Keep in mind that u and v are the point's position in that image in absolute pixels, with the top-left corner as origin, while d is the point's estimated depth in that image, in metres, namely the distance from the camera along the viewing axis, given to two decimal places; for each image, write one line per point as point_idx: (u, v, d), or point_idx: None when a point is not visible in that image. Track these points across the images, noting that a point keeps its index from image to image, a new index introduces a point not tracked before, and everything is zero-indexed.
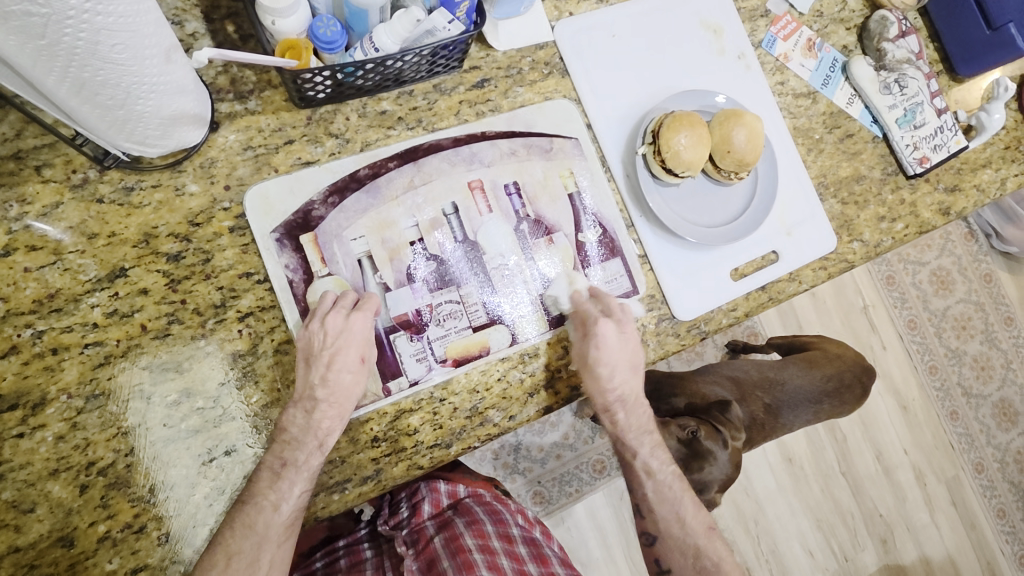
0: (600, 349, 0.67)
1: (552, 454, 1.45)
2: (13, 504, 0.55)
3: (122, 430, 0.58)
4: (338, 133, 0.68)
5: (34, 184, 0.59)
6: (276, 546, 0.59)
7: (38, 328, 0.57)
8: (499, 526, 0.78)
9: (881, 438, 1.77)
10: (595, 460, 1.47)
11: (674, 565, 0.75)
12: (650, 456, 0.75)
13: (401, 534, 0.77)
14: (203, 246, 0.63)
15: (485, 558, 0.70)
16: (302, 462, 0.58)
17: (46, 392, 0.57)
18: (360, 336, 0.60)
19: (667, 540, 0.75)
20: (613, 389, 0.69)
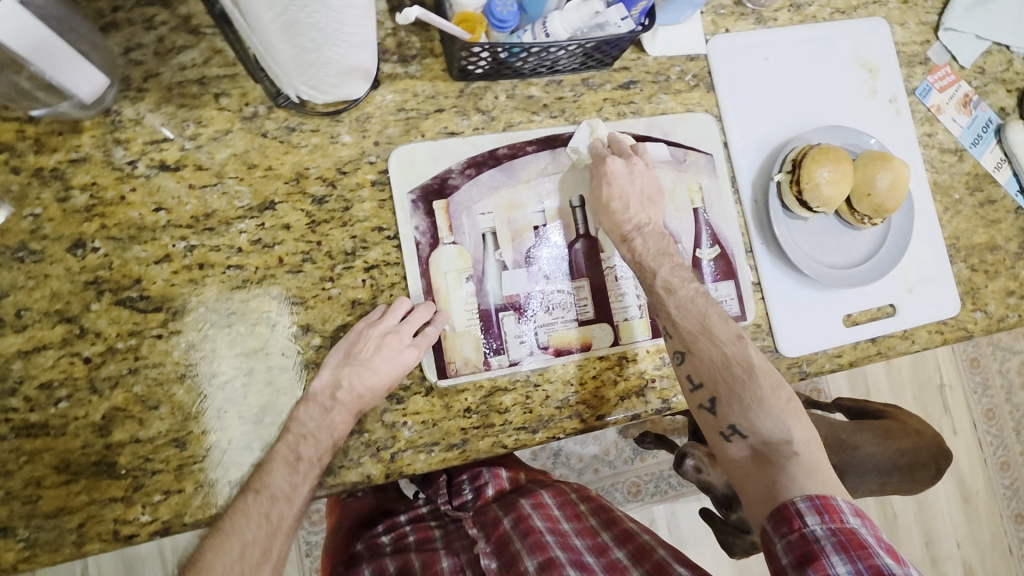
0: (613, 184, 0.67)
1: (590, 467, 1.44)
2: (141, 399, 0.59)
3: (245, 351, 0.61)
4: (485, 110, 0.70)
5: (210, 110, 0.63)
6: (249, 549, 0.57)
7: (190, 242, 0.62)
8: (563, 505, 0.78)
9: (934, 526, 1.66)
10: (631, 482, 1.47)
11: (707, 380, 0.64)
12: (687, 305, 0.65)
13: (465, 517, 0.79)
14: (345, 194, 0.66)
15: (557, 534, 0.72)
16: (297, 454, 0.59)
17: (187, 301, 0.61)
18: (391, 369, 0.61)
19: (722, 404, 0.64)
20: (631, 221, 0.66)
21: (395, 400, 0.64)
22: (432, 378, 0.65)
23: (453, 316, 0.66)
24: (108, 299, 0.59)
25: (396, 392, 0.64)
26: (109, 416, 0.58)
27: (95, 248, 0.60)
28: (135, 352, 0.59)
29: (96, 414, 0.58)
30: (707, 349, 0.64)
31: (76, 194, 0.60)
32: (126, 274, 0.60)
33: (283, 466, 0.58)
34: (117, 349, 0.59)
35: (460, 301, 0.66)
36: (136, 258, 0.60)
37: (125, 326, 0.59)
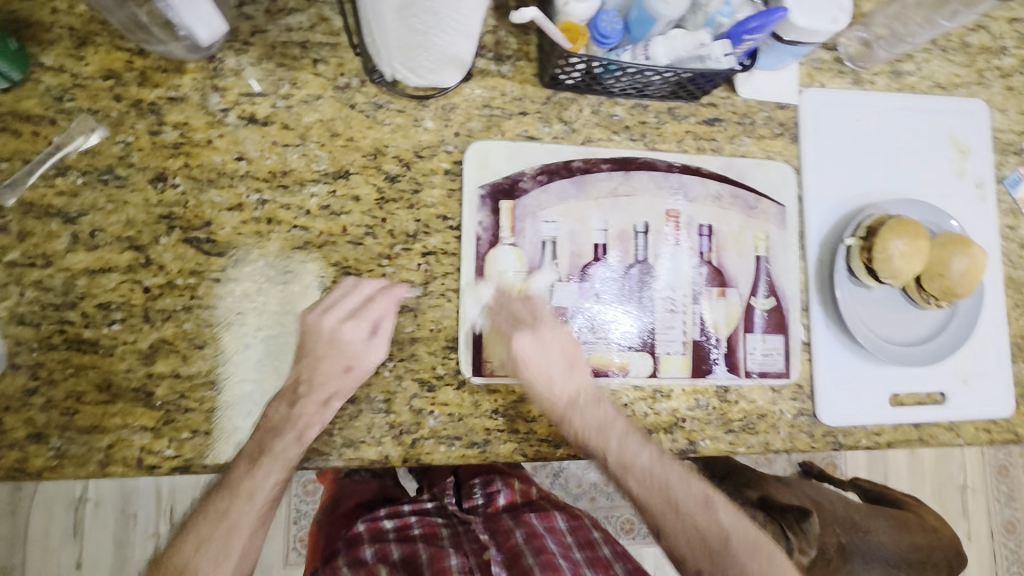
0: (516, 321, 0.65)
1: (586, 494, 1.43)
2: (188, 337, 0.60)
3: (294, 310, 0.62)
4: (568, 121, 0.70)
5: (307, 74, 0.65)
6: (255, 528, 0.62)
7: (263, 196, 0.63)
8: (575, 531, 0.79)
9: None
10: (624, 518, 1.44)
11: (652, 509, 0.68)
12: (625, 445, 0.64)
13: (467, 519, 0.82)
14: (417, 178, 0.66)
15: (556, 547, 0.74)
16: (279, 451, 0.59)
17: (250, 252, 0.62)
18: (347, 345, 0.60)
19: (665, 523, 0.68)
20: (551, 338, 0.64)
21: (427, 387, 0.64)
22: (468, 373, 0.65)
23: (499, 316, 0.65)
24: (178, 236, 0.61)
25: (429, 379, 0.64)
26: (155, 347, 0.59)
27: (174, 184, 0.62)
28: (192, 291, 0.61)
29: (143, 342, 0.59)
30: (638, 480, 0.65)
31: (167, 130, 0.62)
32: (198, 215, 0.62)
33: (299, 417, 0.59)
34: (176, 285, 0.61)
35: (507, 303, 0.66)
36: (211, 202, 0.62)
37: (187, 264, 0.61)
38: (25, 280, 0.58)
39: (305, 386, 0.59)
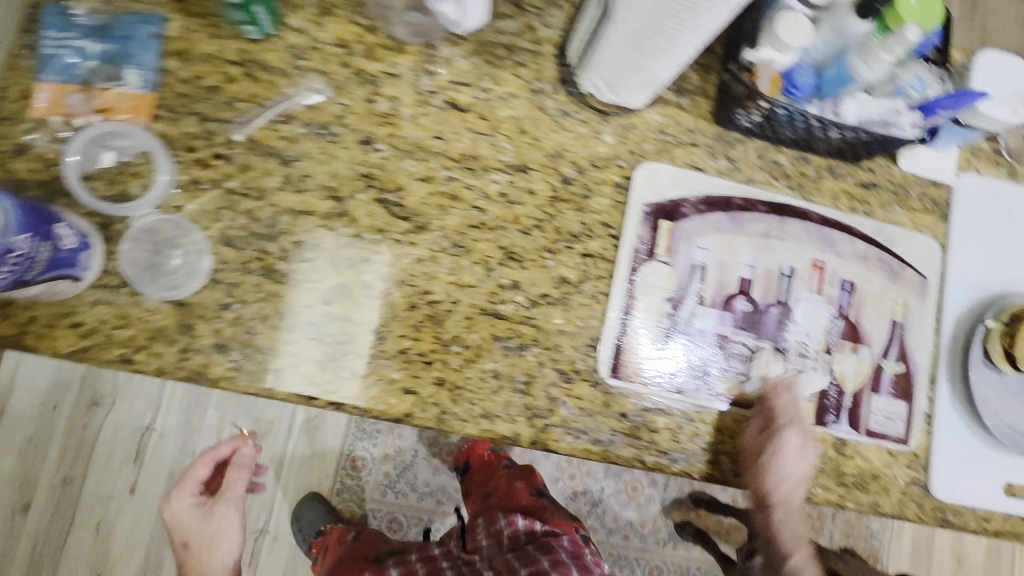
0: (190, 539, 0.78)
1: (621, 531, 1.57)
2: (366, 286, 0.65)
3: (461, 282, 0.67)
4: (734, 158, 0.73)
5: (508, 73, 0.71)
6: None
7: (451, 174, 0.68)
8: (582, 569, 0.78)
9: None
10: (654, 564, 1.58)
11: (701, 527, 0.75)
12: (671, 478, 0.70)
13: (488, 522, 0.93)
14: (589, 185, 0.71)
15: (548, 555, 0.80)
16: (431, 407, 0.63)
17: (431, 221, 0.67)
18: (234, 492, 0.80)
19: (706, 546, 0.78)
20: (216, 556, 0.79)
21: (565, 378, 0.67)
22: (603, 374, 0.68)
23: (643, 327, 0.69)
24: (373, 194, 0.67)
25: (568, 371, 0.67)
26: (336, 290, 0.65)
27: (377, 149, 0.67)
28: (376, 246, 0.66)
29: (327, 283, 0.65)
30: (788, 515, 0.69)
31: (380, 101, 0.68)
32: (393, 180, 0.67)
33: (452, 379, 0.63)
34: (364, 238, 0.66)
35: (652, 316, 0.69)
36: (407, 170, 0.67)
37: (376, 222, 0.66)
38: (237, 208, 0.64)
39: (190, 549, 0.79)
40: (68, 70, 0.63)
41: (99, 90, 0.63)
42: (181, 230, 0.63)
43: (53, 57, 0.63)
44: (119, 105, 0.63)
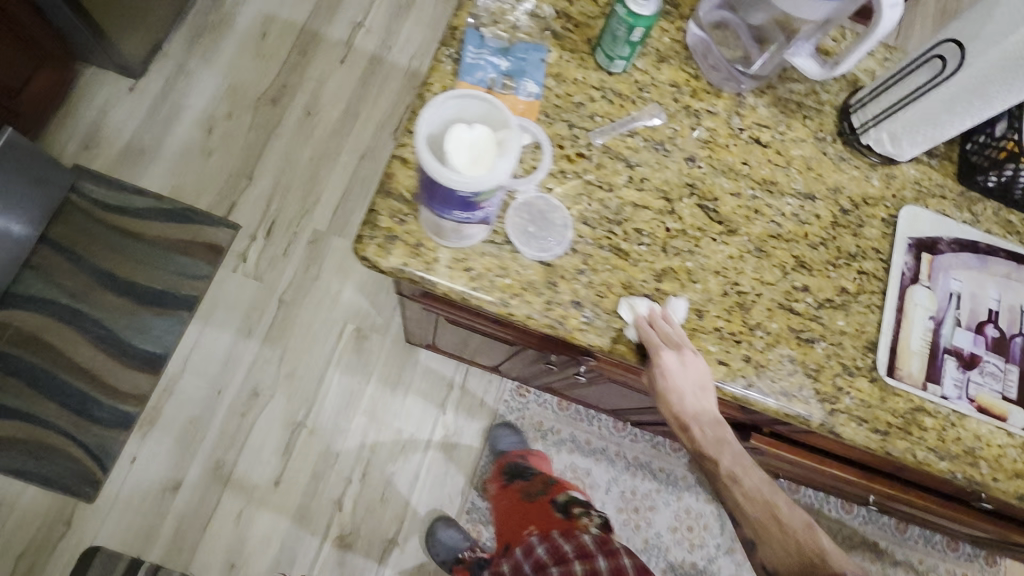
0: None
1: None
2: (690, 272, 0.77)
3: (764, 278, 0.79)
4: (974, 213, 0.88)
5: (798, 123, 0.88)
6: None
7: (756, 193, 0.83)
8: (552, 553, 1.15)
9: None
10: None
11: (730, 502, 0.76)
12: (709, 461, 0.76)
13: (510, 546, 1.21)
14: (863, 217, 0.86)
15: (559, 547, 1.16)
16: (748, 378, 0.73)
17: (740, 227, 0.81)
18: None
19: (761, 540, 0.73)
20: None
21: (849, 371, 0.77)
22: (882, 373, 0.78)
23: (912, 337, 0.80)
24: (695, 200, 0.81)
25: (850, 366, 0.78)
26: (666, 271, 0.77)
27: (698, 165, 0.83)
28: (697, 240, 0.79)
29: (658, 265, 0.77)
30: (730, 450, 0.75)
31: (701, 130, 0.85)
32: (711, 190, 0.82)
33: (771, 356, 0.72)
34: (689, 232, 0.79)
35: (918, 329, 0.80)
36: (722, 185, 0.82)
37: (697, 223, 0.80)
38: (592, 195, 0.78)
39: None
40: (480, 78, 0.79)
41: (502, 94, 0.79)
42: (552, 207, 0.76)
43: (471, 66, 0.79)
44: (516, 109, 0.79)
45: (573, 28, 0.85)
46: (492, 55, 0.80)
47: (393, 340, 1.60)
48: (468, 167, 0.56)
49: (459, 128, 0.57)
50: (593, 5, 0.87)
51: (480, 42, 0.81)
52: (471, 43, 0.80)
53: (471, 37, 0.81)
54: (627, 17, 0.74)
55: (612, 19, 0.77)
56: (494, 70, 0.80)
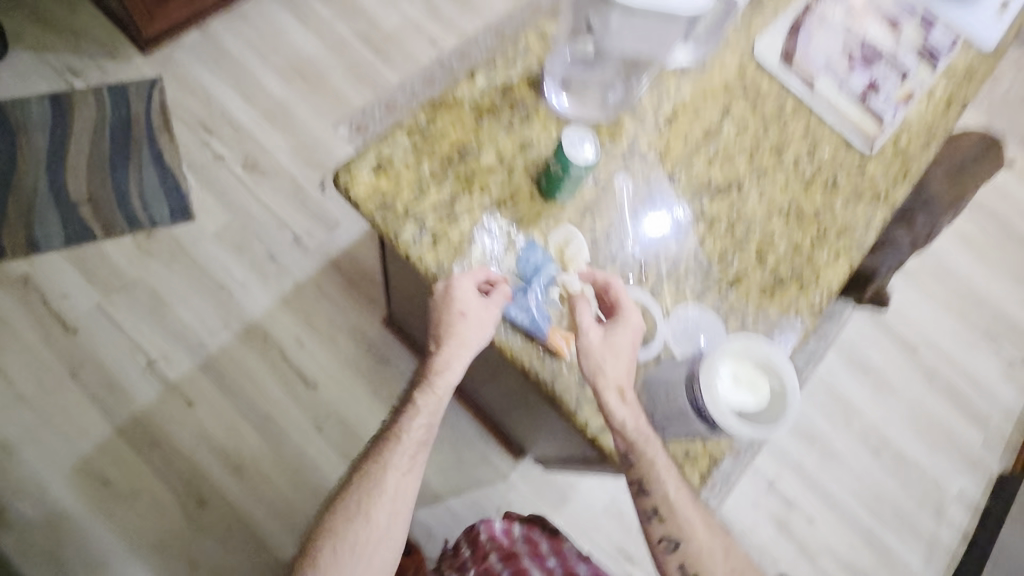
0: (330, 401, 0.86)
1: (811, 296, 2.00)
2: (763, 237, 0.91)
3: (782, 185, 0.95)
4: (770, 9, 1.08)
5: (665, 75, 0.96)
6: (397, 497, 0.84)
7: (715, 147, 0.94)
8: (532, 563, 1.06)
9: None
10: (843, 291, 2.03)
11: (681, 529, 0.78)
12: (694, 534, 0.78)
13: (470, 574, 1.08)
14: (753, 83, 1.01)
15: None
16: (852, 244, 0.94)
17: (739, 177, 0.94)
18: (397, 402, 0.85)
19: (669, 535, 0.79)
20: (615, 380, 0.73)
21: (858, 171, 1.00)
22: (865, 149, 1.03)
23: (848, 113, 1.04)
24: (708, 196, 0.91)
25: (855, 165, 1.01)
26: (760, 254, 0.90)
27: (680, 175, 0.91)
28: (741, 216, 0.91)
29: (753, 256, 0.89)
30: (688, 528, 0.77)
31: (650, 153, 0.91)
32: (703, 180, 0.92)
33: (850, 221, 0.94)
34: (733, 218, 0.91)
35: (846, 104, 1.04)
36: (701, 170, 0.92)
37: (726, 207, 0.91)
38: (680, 277, 0.85)
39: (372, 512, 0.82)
40: (543, 315, 0.78)
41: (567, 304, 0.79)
42: (687, 315, 0.83)
43: (530, 317, 0.77)
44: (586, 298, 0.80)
45: (511, 203, 0.83)
46: (523, 292, 0.79)
47: (522, 483, 1.60)
48: (758, 399, 0.60)
49: (723, 388, 0.61)
50: (493, 171, 0.84)
51: (503, 295, 0.78)
52: (502, 304, 0.78)
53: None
54: (584, 167, 0.77)
55: (560, 176, 0.79)
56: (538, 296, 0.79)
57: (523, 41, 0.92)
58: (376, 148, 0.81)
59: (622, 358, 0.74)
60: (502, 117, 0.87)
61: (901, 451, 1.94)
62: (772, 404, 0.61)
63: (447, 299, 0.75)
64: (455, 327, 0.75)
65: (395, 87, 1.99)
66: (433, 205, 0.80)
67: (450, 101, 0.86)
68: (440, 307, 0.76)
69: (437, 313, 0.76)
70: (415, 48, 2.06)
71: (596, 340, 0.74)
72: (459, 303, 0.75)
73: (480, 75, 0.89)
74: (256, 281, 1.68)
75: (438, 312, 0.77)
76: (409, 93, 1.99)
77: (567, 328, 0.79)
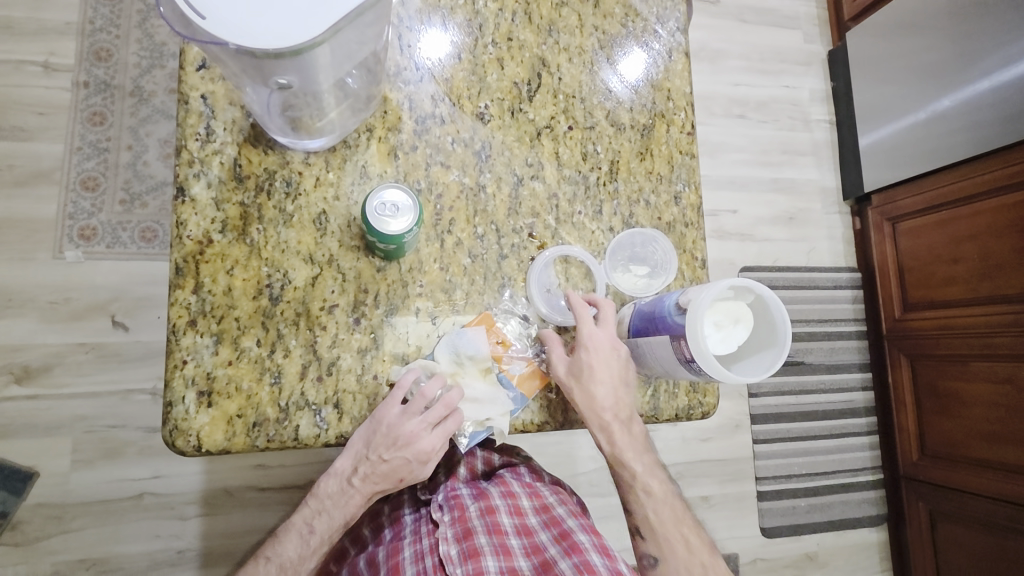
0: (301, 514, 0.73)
1: None
2: (603, 99, 0.77)
3: (579, 24, 0.78)
4: None
5: None
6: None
7: (490, 39, 0.74)
8: (509, 497, 0.80)
9: None
10: None
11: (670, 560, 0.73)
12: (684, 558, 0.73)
13: (435, 499, 0.80)
14: None
15: (507, 499, 0.80)
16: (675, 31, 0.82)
17: (535, 52, 0.76)
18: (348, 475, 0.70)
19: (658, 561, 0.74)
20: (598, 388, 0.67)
21: None
22: None
23: None
24: (526, 103, 0.74)
25: None
26: (614, 118, 0.77)
27: (486, 106, 0.73)
28: (568, 97, 0.76)
29: (609, 126, 0.77)
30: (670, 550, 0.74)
31: (441, 107, 0.71)
32: (509, 87, 0.74)
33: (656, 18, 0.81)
34: (564, 105, 0.76)
35: None
36: (499, 79, 0.74)
37: (550, 99, 0.75)
38: (570, 212, 0.74)
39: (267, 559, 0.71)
40: (502, 392, 0.66)
41: (495, 356, 0.67)
42: (607, 241, 0.74)
43: (501, 412, 0.66)
44: (491, 333, 0.67)
45: (368, 294, 0.66)
46: (468, 410, 0.66)
47: None
48: (747, 327, 0.56)
49: (710, 340, 0.55)
50: (318, 279, 0.65)
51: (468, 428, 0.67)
52: (477, 432, 0.67)
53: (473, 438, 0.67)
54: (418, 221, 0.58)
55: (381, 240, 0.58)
56: (483, 394, 0.66)
57: (193, 95, 0.64)
58: (179, 377, 0.60)
59: (618, 369, 0.67)
60: (267, 213, 0.64)
61: (759, 99, 1.94)
62: (757, 319, 0.57)
63: (398, 431, 0.63)
64: (395, 481, 0.66)
65: (70, 160, 1.48)
66: (299, 372, 0.63)
67: (196, 248, 0.62)
68: (388, 450, 0.63)
69: (384, 441, 0.63)
70: (43, 97, 1.49)
71: (569, 365, 0.66)
72: (416, 464, 0.64)
73: (192, 184, 0.63)
74: (163, 462, 1.43)
75: (380, 458, 0.64)
76: (93, 152, 1.49)
77: (521, 363, 0.68)
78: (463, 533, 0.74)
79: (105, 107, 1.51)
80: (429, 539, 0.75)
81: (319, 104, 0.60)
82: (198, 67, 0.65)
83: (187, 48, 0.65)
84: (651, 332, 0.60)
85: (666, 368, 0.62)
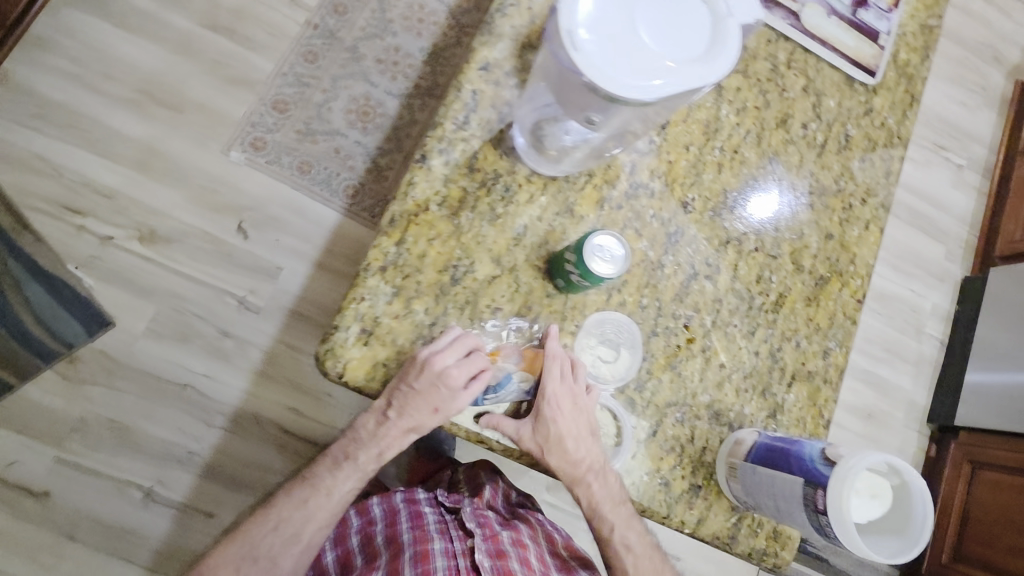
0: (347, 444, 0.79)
1: None
2: (793, 235, 0.81)
3: (797, 164, 0.83)
4: None
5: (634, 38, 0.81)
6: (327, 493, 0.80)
7: (719, 145, 0.80)
8: (532, 535, 0.92)
9: None
10: None
11: None
12: None
13: (465, 510, 0.91)
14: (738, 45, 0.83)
15: (530, 539, 0.90)
16: (879, 205, 0.85)
17: (752, 171, 0.81)
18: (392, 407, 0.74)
19: None
20: (575, 456, 0.69)
21: (867, 111, 0.88)
22: (870, 80, 0.88)
23: (843, 41, 0.88)
24: (727, 210, 0.79)
25: (863, 105, 0.88)
26: (797, 257, 0.80)
27: (692, 198, 0.78)
28: (764, 221, 0.80)
29: (790, 262, 0.80)
30: None
31: (655, 182, 0.77)
32: (718, 191, 0.79)
33: (865, 188, 0.85)
34: (758, 225, 0.80)
35: (838, 32, 0.88)
36: (712, 181, 0.79)
37: (748, 215, 0.80)
38: (726, 321, 0.76)
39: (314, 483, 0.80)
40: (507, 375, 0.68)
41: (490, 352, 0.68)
42: (748, 363, 0.76)
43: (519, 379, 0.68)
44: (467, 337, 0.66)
45: (530, 312, 0.70)
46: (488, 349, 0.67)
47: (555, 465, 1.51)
48: (883, 505, 0.57)
49: (854, 506, 0.55)
50: (495, 280, 0.69)
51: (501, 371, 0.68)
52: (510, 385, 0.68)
53: (503, 387, 0.68)
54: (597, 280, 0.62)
55: (590, 283, 0.63)
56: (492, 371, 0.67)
57: (466, 86, 0.73)
58: (353, 309, 0.65)
59: (582, 421, 0.68)
60: (480, 206, 0.70)
61: (882, 290, 1.93)
62: (894, 503, 0.57)
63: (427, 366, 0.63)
64: (427, 409, 0.65)
65: (274, 81, 1.65)
66: None
67: (413, 209, 0.68)
68: (417, 380, 0.64)
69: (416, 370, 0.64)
70: (279, 23, 1.69)
71: (534, 424, 0.68)
72: (445, 391, 0.64)
73: (432, 156, 0.70)
74: (218, 364, 1.50)
75: (411, 387, 0.64)
76: (295, 82, 1.66)
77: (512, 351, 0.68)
78: (494, 550, 0.84)
79: (322, 51, 1.69)
80: (460, 544, 0.85)
81: (571, 140, 0.67)
82: (480, 66, 0.73)
83: (478, 49, 0.74)
84: (779, 467, 0.61)
85: (777, 507, 0.62)
